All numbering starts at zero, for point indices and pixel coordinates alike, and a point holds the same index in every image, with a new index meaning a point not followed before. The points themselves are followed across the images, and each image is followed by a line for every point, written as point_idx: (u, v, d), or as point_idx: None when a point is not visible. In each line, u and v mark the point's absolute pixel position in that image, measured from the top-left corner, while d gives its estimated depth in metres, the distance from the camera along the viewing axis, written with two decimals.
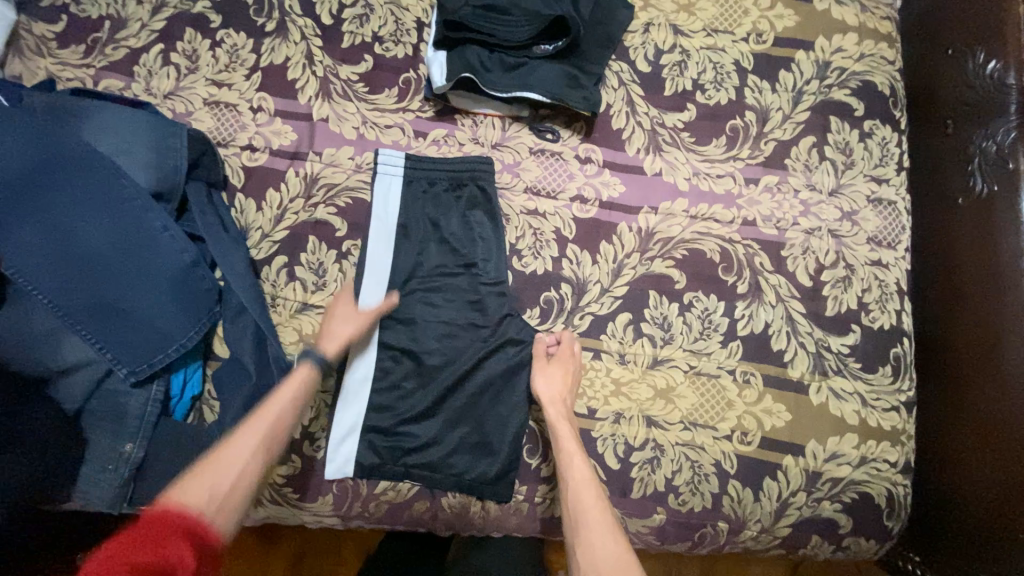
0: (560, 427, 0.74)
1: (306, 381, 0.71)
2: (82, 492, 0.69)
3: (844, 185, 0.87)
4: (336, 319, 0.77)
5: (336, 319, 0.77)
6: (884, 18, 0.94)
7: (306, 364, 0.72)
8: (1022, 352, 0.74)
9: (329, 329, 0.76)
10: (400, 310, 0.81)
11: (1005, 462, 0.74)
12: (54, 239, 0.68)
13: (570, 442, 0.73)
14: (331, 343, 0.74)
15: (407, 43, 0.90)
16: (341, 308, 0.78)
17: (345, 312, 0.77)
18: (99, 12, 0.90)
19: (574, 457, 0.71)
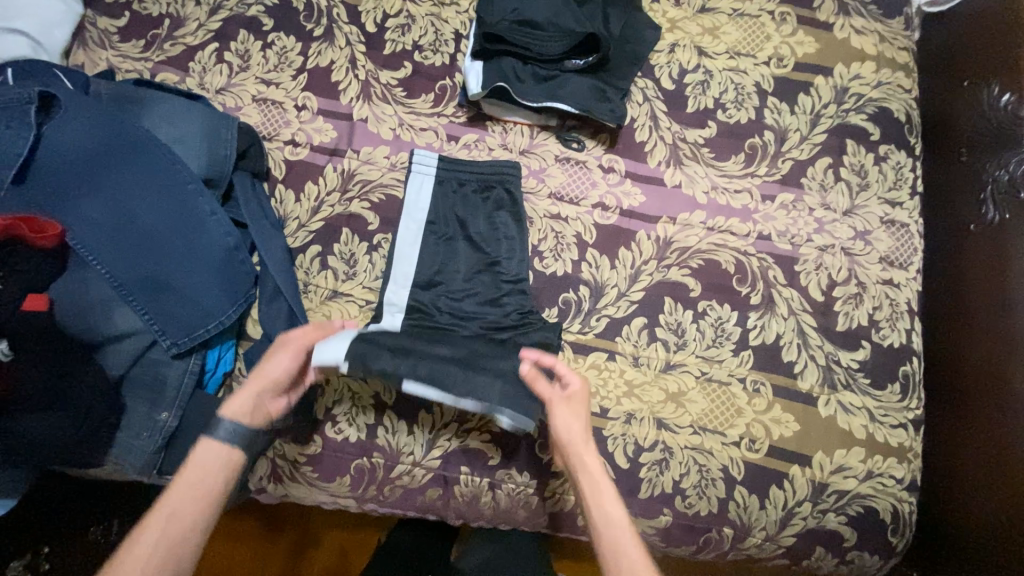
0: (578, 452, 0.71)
1: (209, 461, 0.66)
2: (118, 456, 0.73)
3: (858, 206, 0.90)
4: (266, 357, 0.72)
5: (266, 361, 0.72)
6: (902, 49, 0.97)
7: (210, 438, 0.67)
8: None
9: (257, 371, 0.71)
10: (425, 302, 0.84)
11: (1011, 486, 0.75)
12: (115, 217, 0.73)
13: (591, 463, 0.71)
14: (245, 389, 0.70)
15: (445, 53, 0.95)
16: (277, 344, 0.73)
17: (278, 348, 0.72)
18: (160, 11, 0.97)
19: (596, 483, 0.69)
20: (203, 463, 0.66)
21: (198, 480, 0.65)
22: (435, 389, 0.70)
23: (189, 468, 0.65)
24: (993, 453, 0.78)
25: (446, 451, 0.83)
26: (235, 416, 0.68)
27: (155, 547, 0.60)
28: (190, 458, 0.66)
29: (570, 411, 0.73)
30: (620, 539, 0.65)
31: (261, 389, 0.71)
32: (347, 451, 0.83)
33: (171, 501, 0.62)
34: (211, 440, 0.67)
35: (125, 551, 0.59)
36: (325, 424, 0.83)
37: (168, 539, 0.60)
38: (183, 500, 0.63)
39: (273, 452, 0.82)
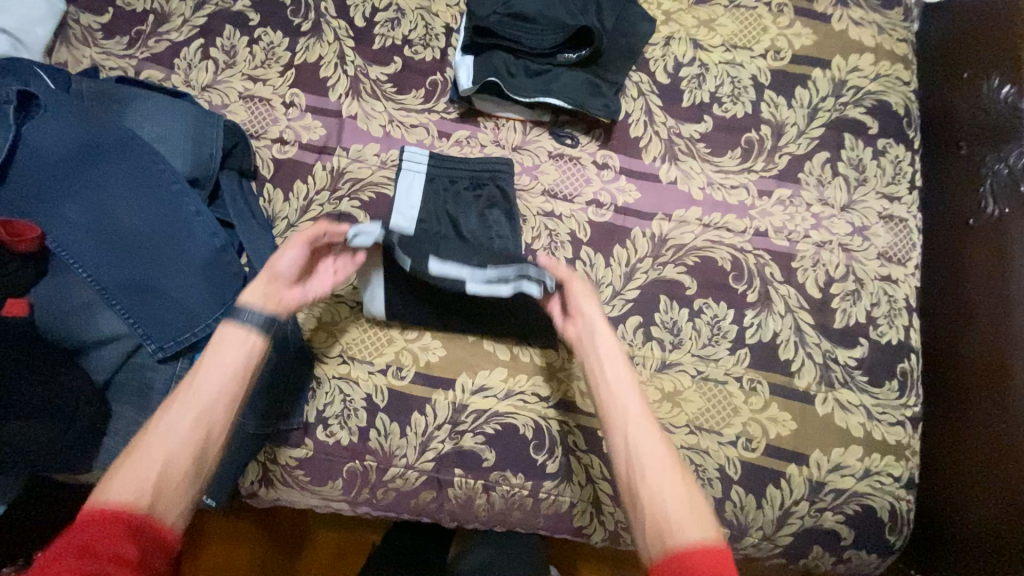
0: (586, 312, 0.69)
1: (234, 341, 0.61)
2: (105, 462, 0.72)
3: (856, 201, 0.89)
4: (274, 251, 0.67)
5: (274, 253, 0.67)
6: (901, 40, 0.96)
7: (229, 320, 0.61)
8: None
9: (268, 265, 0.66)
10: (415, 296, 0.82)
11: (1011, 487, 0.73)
12: (97, 219, 0.71)
13: (599, 323, 0.68)
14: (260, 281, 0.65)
15: (436, 47, 0.93)
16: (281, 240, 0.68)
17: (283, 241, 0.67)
18: (143, 6, 0.95)
19: (604, 347, 0.66)
20: (227, 338, 0.61)
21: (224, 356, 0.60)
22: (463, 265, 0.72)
23: (213, 348, 0.60)
24: (992, 451, 0.77)
25: (439, 453, 0.82)
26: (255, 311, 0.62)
27: (184, 427, 0.55)
28: (211, 339, 0.61)
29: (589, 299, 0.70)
30: (638, 428, 0.59)
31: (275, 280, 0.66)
32: (339, 453, 0.82)
33: (197, 382, 0.58)
34: (235, 321, 0.62)
35: (151, 431, 0.55)
36: (317, 426, 0.82)
37: (199, 419, 0.56)
38: (210, 382, 0.58)
39: (264, 456, 0.81)
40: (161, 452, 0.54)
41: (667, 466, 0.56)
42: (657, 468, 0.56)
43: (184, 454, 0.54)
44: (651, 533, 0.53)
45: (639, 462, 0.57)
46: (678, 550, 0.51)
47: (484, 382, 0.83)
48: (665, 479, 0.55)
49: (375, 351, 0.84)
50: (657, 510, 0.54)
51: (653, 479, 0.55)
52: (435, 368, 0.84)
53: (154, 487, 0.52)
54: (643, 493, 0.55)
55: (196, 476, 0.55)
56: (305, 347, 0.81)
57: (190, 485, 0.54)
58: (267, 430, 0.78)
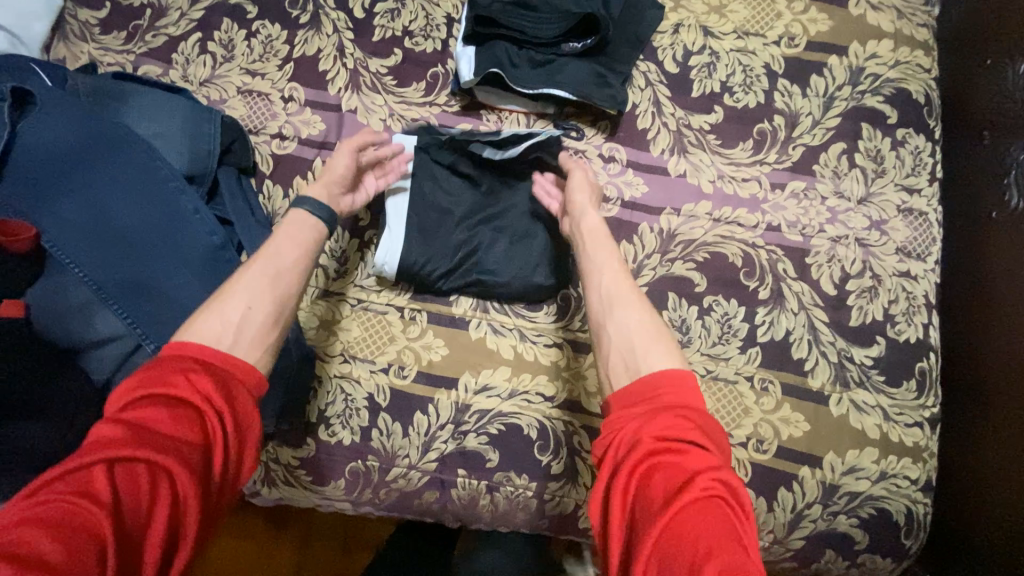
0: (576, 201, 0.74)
1: (298, 220, 0.66)
2: None
3: (873, 194, 0.85)
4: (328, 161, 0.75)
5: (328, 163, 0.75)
6: (921, 25, 0.91)
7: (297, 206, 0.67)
8: None
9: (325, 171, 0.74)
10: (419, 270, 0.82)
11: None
12: (95, 218, 0.70)
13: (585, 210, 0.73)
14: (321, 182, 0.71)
15: (437, 38, 0.91)
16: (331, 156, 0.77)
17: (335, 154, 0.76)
18: (141, 0, 0.93)
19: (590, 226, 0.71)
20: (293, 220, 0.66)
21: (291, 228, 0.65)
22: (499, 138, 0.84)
23: (284, 224, 0.65)
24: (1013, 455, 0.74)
25: (442, 453, 0.80)
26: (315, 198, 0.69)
27: (259, 278, 0.59)
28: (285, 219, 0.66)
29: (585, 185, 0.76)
30: (619, 284, 0.62)
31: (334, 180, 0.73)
32: (341, 454, 0.81)
33: (269, 246, 0.62)
34: (303, 210, 0.67)
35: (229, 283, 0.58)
36: (319, 426, 0.81)
37: (270, 274, 0.60)
38: (281, 245, 0.63)
39: (266, 457, 0.81)
40: (241, 296, 0.56)
41: (639, 314, 0.58)
42: (628, 316, 0.58)
43: (262, 300, 0.58)
44: (618, 362, 0.56)
45: (611, 313, 0.60)
46: (642, 375, 0.52)
47: (487, 381, 0.82)
48: (636, 322, 0.58)
49: (377, 350, 0.82)
50: (623, 344, 0.56)
51: (621, 316, 0.58)
52: (437, 367, 0.82)
53: (233, 328, 0.54)
54: (615, 334, 0.57)
55: (274, 322, 0.58)
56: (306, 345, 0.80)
57: (263, 334, 0.56)
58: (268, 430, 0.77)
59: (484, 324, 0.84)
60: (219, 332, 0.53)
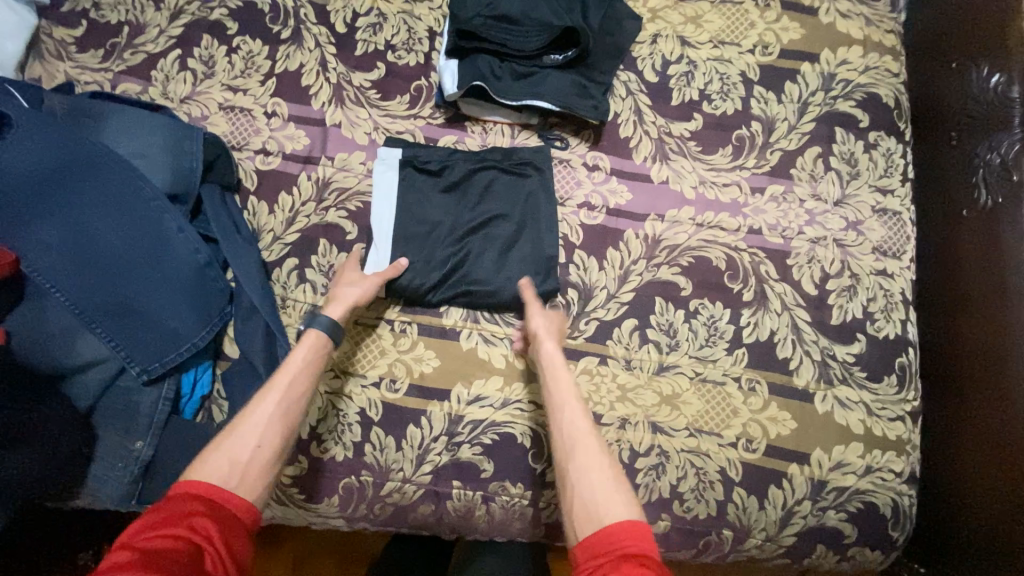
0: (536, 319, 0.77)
1: (314, 345, 0.71)
2: (93, 488, 0.71)
3: (849, 196, 0.88)
4: (344, 283, 0.78)
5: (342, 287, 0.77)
6: (889, 32, 0.95)
7: (313, 330, 0.72)
8: None
9: (338, 294, 0.76)
10: (406, 280, 0.81)
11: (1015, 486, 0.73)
12: (76, 241, 0.69)
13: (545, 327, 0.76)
14: (336, 308, 0.74)
15: (419, 52, 0.91)
16: (349, 275, 0.79)
17: (351, 277, 0.79)
18: (118, 18, 0.92)
19: (549, 350, 0.73)
20: (309, 346, 0.70)
21: (306, 359, 0.69)
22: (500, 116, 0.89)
23: (299, 347, 0.70)
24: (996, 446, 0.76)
25: (436, 466, 0.80)
26: (333, 320, 0.73)
27: (270, 415, 0.63)
28: (302, 340, 0.71)
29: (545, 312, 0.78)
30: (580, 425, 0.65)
31: (350, 308, 0.76)
32: (334, 469, 0.80)
33: (280, 378, 0.66)
34: (318, 332, 0.72)
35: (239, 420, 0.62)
36: (311, 443, 0.80)
37: (280, 408, 0.64)
38: (296, 371, 0.68)
39: None
40: (249, 436, 0.61)
41: (600, 460, 0.62)
42: (588, 460, 0.61)
43: (271, 437, 0.62)
44: (580, 510, 0.58)
45: (573, 456, 0.62)
46: (602, 527, 0.55)
47: (480, 391, 0.82)
48: (595, 468, 0.61)
49: (368, 363, 0.82)
50: (584, 495, 0.59)
51: (583, 463, 0.61)
52: (429, 379, 0.82)
53: (241, 468, 0.58)
54: (571, 474, 0.61)
55: (278, 459, 0.62)
56: None
57: (265, 474, 0.59)
58: None
59: (475, 334, 0.84)
60: (226, 474, 0.57)
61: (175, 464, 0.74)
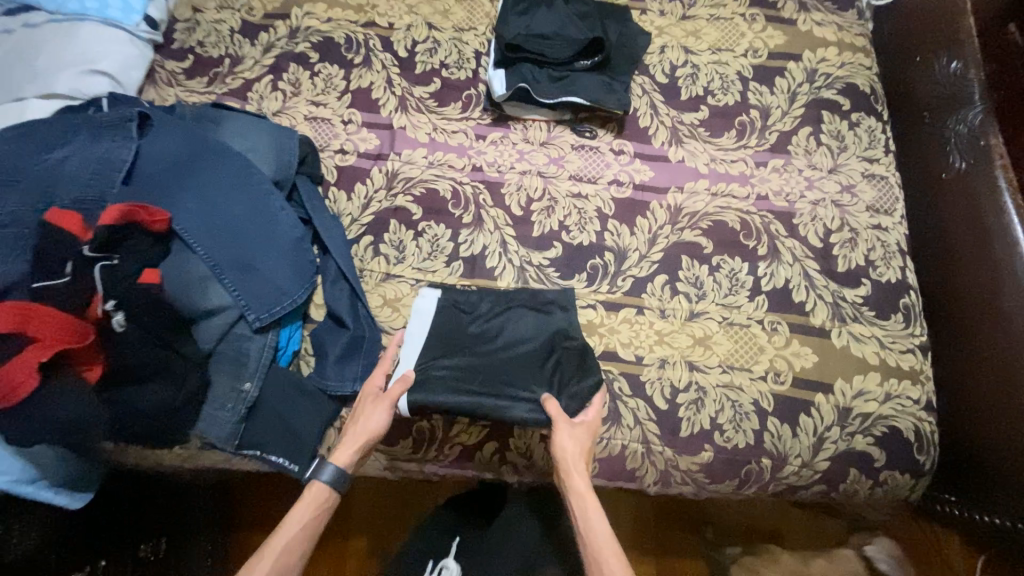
0: (563, 439, 0.82)
1: (319, 495, 0.79)
2: (204, 427, 0.81)
3: (840, 164, 1.02)
4: (362, 415, 0.83)
5: (359, 422, 0.83)
6: (858, 35, 1.13)
7: (319, 482, 0.79)
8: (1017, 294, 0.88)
9: (353, 431, 0.82)
10: None
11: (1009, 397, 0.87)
12: (207, 210, 0.84)
13: (571, 447, 0.82)
14: (344, 452, 0.81)
15: (468, 68, 1.11)
16: (367, 404, 0.84)
17: (369, 408, 0.84)
18: (220, 53, 1.13)
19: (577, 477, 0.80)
20: (314, 498, 0.79)
21: (310, 514, 0.78)
22: (541, 113, 1.06)
23: (302, 501, 0.79)
24: (1006, 362, 0.88)
25: None
26: (340, 467, 0.80)
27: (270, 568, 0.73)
28: (304, 494, 0.79)
29: (578, 432, 0.84)
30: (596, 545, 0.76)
31: (359, 449, 0.81)
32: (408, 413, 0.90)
33: (278, 537, 0.75)
34: (323, 484, 0.79)
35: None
36: None
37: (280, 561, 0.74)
38: (297, 525, 0.77)
39: (339, 422, 0.89)
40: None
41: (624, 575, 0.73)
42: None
43: None
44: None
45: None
46: None
47: None
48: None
49: None
50: None
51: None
52: None
53: None
54: None
55: None
56: (374, 320, 0.92)
57: None
58: (345, 391, 0.87)
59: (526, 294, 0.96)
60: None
61: (274, 406, 0.85)
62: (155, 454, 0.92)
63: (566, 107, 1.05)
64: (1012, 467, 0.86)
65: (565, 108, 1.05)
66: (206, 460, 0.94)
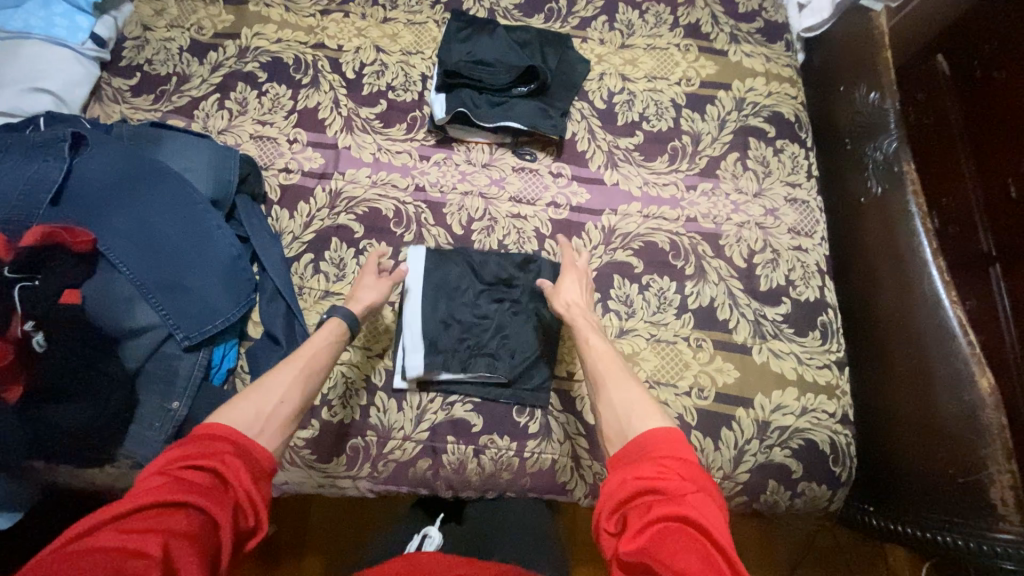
0: (568, 274, 0.93)
1: (336, 327, 0.83)
2: (130, 449, 0.81)
3: (765, 189, 1.08)
4: (363, 287, 0.92)
5: (360, 289, 0.92)
6: (785, 65, 1.20)
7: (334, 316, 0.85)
8: (930, 315, 0.88)
9: (355, 296, 0.90)
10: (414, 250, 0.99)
11: (924, 412, 0.88)
12: (137, 229, 0.85)
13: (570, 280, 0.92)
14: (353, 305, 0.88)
15: (414, 91, 1.14)
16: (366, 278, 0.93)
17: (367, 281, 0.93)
18: (167, 71, 1.14)
19: (575, 304, 0.90)
20: (330, 326, 0.83)
21: (330, 341, 0.81)
22: (483, 135, 1.10)
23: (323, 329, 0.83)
24: (917, 379, 0.89)
25: (433, 423, 0.93)
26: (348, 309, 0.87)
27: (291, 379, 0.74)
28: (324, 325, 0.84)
29: (574, 285, 0.92)
30: (613, 370, 0.77)
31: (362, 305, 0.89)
32: (345, 431, 0.92)
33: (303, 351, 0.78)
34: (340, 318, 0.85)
35: (265, 377, 0.73)
36: (322, 407, 0.92)
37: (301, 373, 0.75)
38: (317, 346, 0.80)
39: None
40: (275, 391, 0.71)
41: (629, 392, 0.73)
42: (625, 397, 0.73)
43: (291, 396, 0.72)
44: (611, 431, 0.69)
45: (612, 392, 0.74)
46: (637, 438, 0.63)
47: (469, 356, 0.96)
48: (633, 397, 0.72)
49: (372, 339, 0.96)
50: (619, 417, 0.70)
51: (613, 396, 0.73)
52: None
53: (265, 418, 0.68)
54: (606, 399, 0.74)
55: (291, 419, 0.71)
56: (311, 338, 0.93)
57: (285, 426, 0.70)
58: None
59: None
60: (251, 419, 0.66)
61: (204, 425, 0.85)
62: (85, 472, 0.92)
63: (506, 131, 1.09)
64: (925, 481, 0.88)
65: (505, 131, 1.09)
66: (140, 480, 0.93)
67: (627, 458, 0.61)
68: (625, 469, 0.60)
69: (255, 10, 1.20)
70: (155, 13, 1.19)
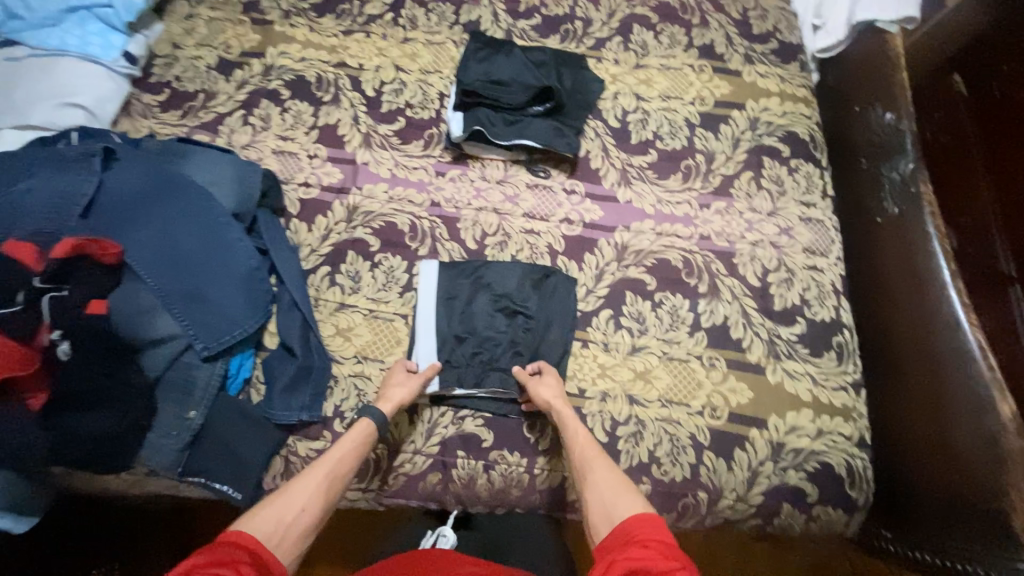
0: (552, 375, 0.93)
1: (364, 432, 0.84)
2: (147, 456, 0.82)
3: (779, 208, 1.08)
4: (393, 385, 0.90)
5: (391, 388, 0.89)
6: (799, 85, 1.21)
7: (365, 418, 0.85)
8: (951, 338, 0.85)
9: (386, 395, 0.88)
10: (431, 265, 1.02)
11: (946, 438, 0.85)
12: (161, 241, 0.87)
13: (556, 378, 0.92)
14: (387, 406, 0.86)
15: (432, 109, 1.16)
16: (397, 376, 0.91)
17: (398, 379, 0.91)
18: (194, 87, 1.18)
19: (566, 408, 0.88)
20: (360, 430, 0.84)
21: (358, 447, 0.83)
22: (498, 152, 1.12)
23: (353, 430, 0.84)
24: (937, 403, 0.87)
25: (443, 438, 0.93)
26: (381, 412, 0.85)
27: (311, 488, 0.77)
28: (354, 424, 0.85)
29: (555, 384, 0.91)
30: (601, 476, 0.79)
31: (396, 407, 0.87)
32: None
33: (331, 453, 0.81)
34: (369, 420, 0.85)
35: (291, 482, 0.77)
36: (334, 419, 0.92)
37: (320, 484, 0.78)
38: (342, 450, 0.82)
39: (285, 451, 0.90)
40: (294, 502, 0.75)
41: (616, 497, 0.75)
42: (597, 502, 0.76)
43: (311, 508, 0.75)
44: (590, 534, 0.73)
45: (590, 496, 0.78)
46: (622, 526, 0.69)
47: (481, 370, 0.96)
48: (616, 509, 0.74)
49: (385, 352, 0.97)
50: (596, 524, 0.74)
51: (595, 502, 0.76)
52: None
53: (282, 531, 0.71)
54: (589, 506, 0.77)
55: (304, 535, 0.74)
56: (325, 349, 0.95)
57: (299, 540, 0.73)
58: (290, 420, 0.90)
59: None
60: (269, 531, 0.70)
61: (219, 434, 0.87)
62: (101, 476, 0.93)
63: (521, 149, 1.11)
64: (947, 507, 0.85)
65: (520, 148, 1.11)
66: (155, 486, 0.94)
67: (617, 541, 0.67)
68: (614, 551, 0.65)
69: (281, 31, 1.24)
70: (185, 32, 1.24)
